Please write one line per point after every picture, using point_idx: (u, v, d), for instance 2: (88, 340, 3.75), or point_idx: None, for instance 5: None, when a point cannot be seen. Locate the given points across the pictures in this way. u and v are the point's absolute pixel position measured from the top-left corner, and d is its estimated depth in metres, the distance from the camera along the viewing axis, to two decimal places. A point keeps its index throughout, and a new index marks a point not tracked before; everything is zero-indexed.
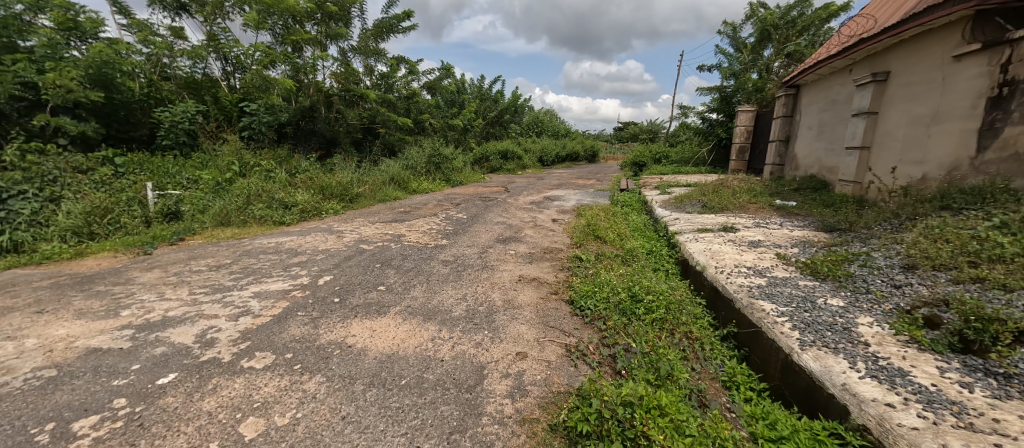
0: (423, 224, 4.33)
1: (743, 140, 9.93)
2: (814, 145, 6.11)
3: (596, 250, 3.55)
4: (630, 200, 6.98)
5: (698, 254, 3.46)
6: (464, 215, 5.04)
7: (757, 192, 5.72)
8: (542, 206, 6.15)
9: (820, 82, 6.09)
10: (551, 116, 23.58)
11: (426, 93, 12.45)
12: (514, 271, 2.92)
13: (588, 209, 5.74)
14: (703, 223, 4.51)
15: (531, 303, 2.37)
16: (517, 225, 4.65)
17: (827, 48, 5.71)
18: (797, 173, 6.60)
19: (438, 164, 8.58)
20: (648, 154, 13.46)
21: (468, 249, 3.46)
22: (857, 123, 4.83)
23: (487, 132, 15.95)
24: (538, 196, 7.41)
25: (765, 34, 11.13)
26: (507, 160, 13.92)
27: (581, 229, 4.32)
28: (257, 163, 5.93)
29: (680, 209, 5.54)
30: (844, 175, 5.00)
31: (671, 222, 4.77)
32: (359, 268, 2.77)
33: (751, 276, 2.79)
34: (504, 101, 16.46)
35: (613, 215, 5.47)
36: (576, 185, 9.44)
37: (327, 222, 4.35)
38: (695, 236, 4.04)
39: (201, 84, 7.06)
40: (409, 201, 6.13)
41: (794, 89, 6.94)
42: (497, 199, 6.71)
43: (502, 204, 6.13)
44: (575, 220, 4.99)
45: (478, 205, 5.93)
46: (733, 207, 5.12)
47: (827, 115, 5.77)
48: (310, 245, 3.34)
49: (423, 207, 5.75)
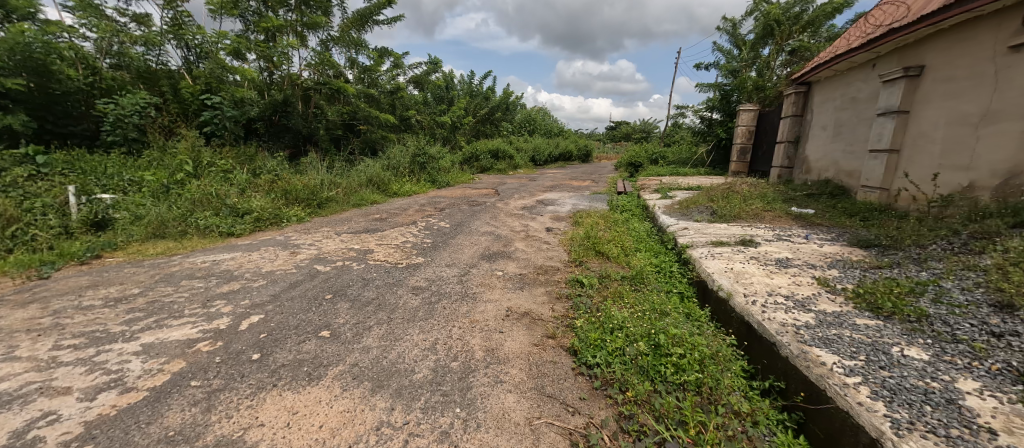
0: (398, 236, 3.73)
1: (745, 140, 9.49)
2: (829, 147, 5.66)
3: (600, 271, 3.00)
4: (630, 205, 6.47)
5: (718, 275, 2.93)
6: (447, 224, 4.46)
7: (770, 197, 5.23)
8: (535, 212, 5.58)
9: (836, 79, 5.62)
10: (544, 114, 22.99)
11: (412, 88, 11.80)
12: (501, 303, 2.36)
13: (587, 216, 5.19)
14: (717, 235, 4.00)
15: (522, 354, 1.81)
16: (507, 236, 4.08)
17: (846, 41, 5.24)
18: (808, 177, 6.16)
19: (423, 164, 7.97)
20: (644, 154, 12.98)
21: (447, 270, 2.88)
22: (884, 123, 4.36)
23: (477, 130, 15.32)
24: (531, 199, 6.84)
25: (767, 29, 10.68)
26: (498, 159, 13.33)
27: (580, 242, 3.76)
28: (214, 162, 5.27)
29: (686, 216, 5.03)
30: (868, 180, 4.53)
31: (679, 232, 4.24)
32: (301, 301, 2.17)
33: (793, 310, 2.26)
34: (495, 97, 15.84)
35: (614, 222, 4.93)
36: (570, 187, 8.89)
37: (285, 233, 3.73)
38: (710, 251, 3.52)
39: (156, 74, 6.34)
40: (387, 206, 5.51)
41: (805, 86, 6.47)
42: (486, 204, 6.13)
43: (491, 210, 5.55)
44: (572, 230, 4.44)
45: (464, 211, 5.33)
46: (747, 215, 4.61)
47: (845, 114, 5.30)
48: (252, 266, 2.73)
49: (402, 212, 5.15)
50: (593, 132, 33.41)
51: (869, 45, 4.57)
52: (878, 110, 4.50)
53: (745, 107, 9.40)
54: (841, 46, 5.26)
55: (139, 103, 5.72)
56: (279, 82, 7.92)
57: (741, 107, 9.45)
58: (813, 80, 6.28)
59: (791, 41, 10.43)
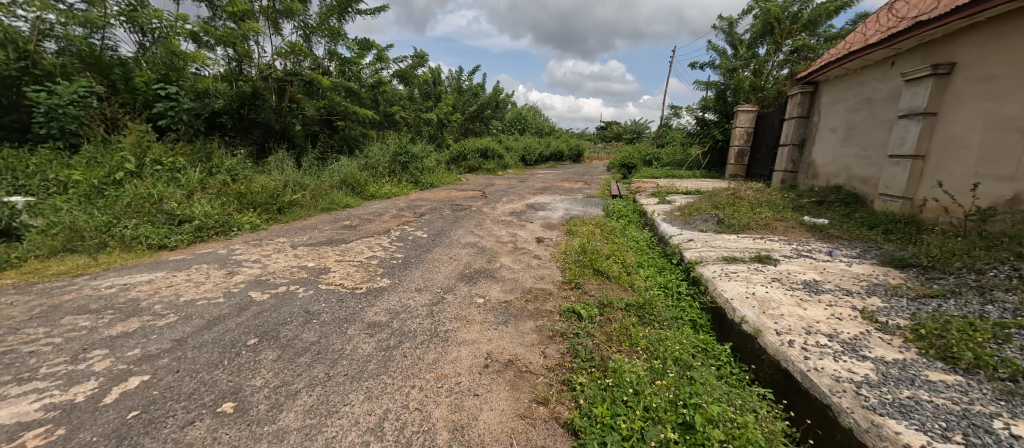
0: (365, 249, 3.21)
1: (742, 142, 9.23)
2: (839, 151, 5.28)
3: (600, 297, 2.53)
4: (628, 211, 6.03)
5: (739, 303, 2.48)
6: (426, 233, 3.95)
7: (779, 204, 4.82)
8: (525, 218, 5.09)
9: (847, 78, 5.25)
10: (535, 113, 22.51)
11: (397, 83, 11.20)
12: (478, 346, 1.86)
13: (582, 224, 4.72)
14: (728, 249, 3.56)
15: (503, 438, 1.31)
16: (492, 249, 3.58)
17: (860, 38, 4.88)
18: (815, 183, 5.79)
19: (405, 163, 7.41)
20: (637, 155, 12.59)
21: (416, 296, 2.37)
22: (907, 126, 3.98)
23: (466, 128, 14.75)
24: (520, 203, 6.35)
25: (767, 28, 10.30)
26: (487, 159, 12.81)
27: (575, 258, 3.28)
28: (159, 159, 4.60)
29: (690, 225, 4.59)
30: (888, 188, 4.15)
31: (685, 245, 3.80)
32: (210, 350, 1.64)
33: (843, 358, 1.81)
34: (485, 95, 15.29)
35: (612, 232, 4.47)
36: (562, 190, 8.42)
37: (230, 246, 3.19)
38: (723, 270, 3.07)
39: (104, 60, 5.66)
40: (360, 211, 4.96)
41: (812, 85, 6.10)
42: (470, 208, 5.62)
43: (477, 216, 5.04)
44: (566, 241, 3.97)
45: (446, 218, 4.81)
46: (757, 225, 4.19)
47: (859, 116, 4.93)
48: (170, 294, 2.19)
49: (377, 218, 4.61)
50: (585, 132, 33.08)
51: (890, 40, 4.21)
52: (899, 111, 4.12)
53: (743, 109, 9.09)
54: (856, 41, 4.88)
55: (77, 92, 5.07)
56: (249, 73, 7.28)
57: (739, 107, 9.12)
58: (821, 80, 5.91)
59: (791, 41, 10.09)
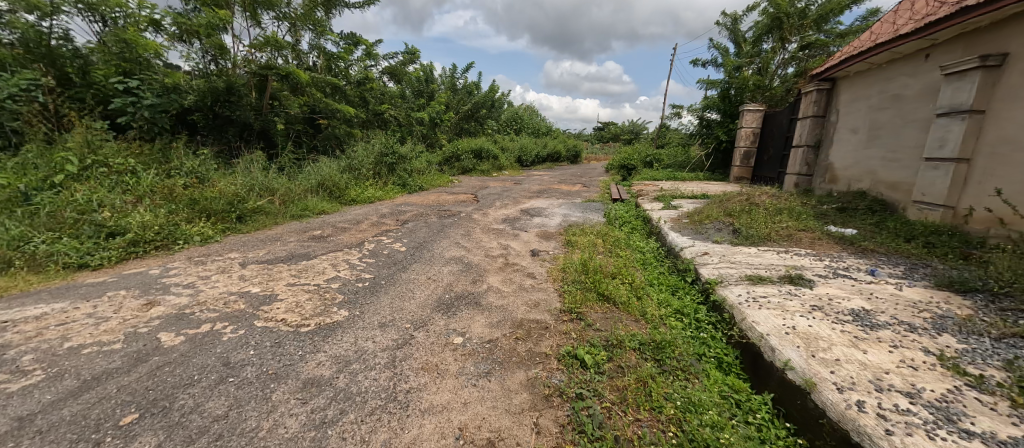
0: (327, 268, 2.71)
1: (748, 143, 8.80)
2: (861, 153, 4.84)
3: (607, 334, 2.05)
4: (631, 217, 5.56)
5: (778, 340, 2.02)
6: (405, 245, 3.46)
7: (799, 211, 4.37)
8: (519, 226, 4.60)
9: (871, 74, 4.81)
10: (531, 113, 22.04)
11: (387, 80, 10.70)
12: (449, 418, 1.39)
13: (582, 234, 4.23)
14: (751, 266, 3.10)
15: None
16: (479, 265, 3.09)
17: (887, 29, 4.46)
18: (834, 187, 5.35)
19: (392, 164, 6.93)
20: (637, 156, 12.16)
21: (377, 336, 1.88)
22: (948, 125, 3.54)
23: (460, 128, 14.26)
24: (514, 208, 5.88)
25: (775, 23, 9.75)
26: (481, 160, 12.32)
27: (576, 277, 2.81)
28: (106, 160, 4.08)
29: (703, 234, 4.12)
30: (924, 195, 3.73)
31: (700, 260, 3.34)
32: (55, 440, 1.17)
33: (941, 433, 1.35)
34: (480, 94, 14.80)
35: (615, 243, 4.00)
36: (560, 193, 7.94)
37: (169, 265, 2.70)
38: (750, 294, 2.60)
39: (58, 50, 5.12)
40: (336, 218, 4.47)
41: (829, 82, 5.67)
42: (460, 214, 5.15)
43: (466, 224, 4.55)
44: (564, 255, 3.49)
45: (431, 226, 4.32)
46: (778, 235, 3.74)
47: (886, 114, 4.49)
48: (54, 337, 1.70)
49: (353, 227, 4.12)
50: (582, 133, 32.68)
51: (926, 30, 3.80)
52: (937, 109, 3.69)
53: (750, 108, 8.65)
54: (884, 32, 4.45)
55: (19, 85, 4.60)
56: (224, 67, 6.78)
57: (745, 106, 8.70)
58: (839, 77, 5.48)
59: (799, 38, 9.65)
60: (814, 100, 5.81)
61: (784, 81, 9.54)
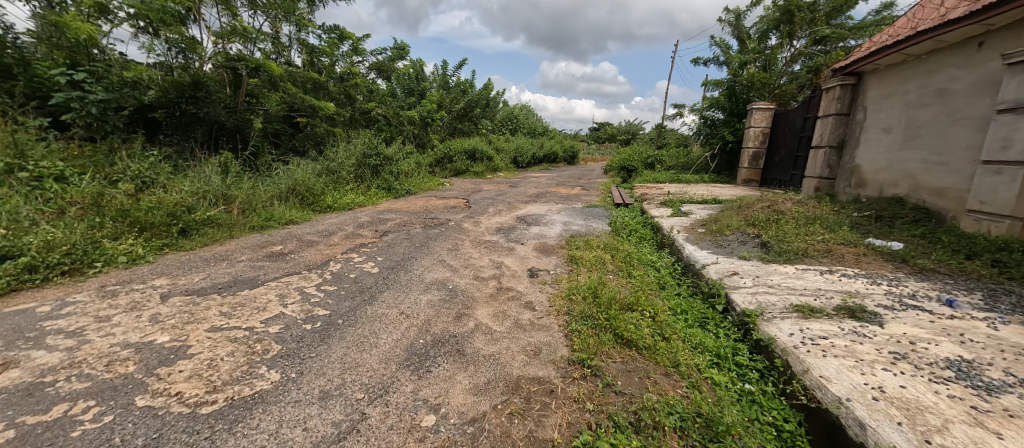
0: (271, 301, 2.13)
1: (757, 144, 8.32)
2: (895, 154, 4.36)
3: (635, 404, 1.51)
4: (638, 226, 5.03)
5: (867, 411, 1.49)
6: (378, 265, 2.89)
7: (833, 220, 3.85)
8: (514, 238, 4.04)
9: (907, 66, 4.33)
10: (527, 112, 21.53)
11: (376, 77, 10.11)
12: None
13: (587, 247, 3.70)
14: (794, 293, 2.57)
15: None
16: (465, 292, 2.53)
17: (927, 16, 4.00)
18: (861, 192, 4.87)
19: (376, 167, 6.37)
20: (638, 157, 11.66)
21: (311, 419, 1.31)
22: (1016, 122, 3.06)
23: (452, 127, 13.69)
24: (509, 215, 5.33)
25: (785, 17, 9.23)
26: (475, 161, 11.78)
27: (585, 310, 2.26)
28: (29, 163, 3.46)
29: (724, 248, 3.60)
30: (983, 204, 3.25)
31: (729, 283, 2.81)
32: None
33: None
34: (474, 92, 14.25)
35: (625, 258, 3.46)
36: (558, 197, 7.39)
37: (69, 298, 2.11)
38: (805, 333, 2.08)
39: None
40: (305, 229, 3.90)
41: (854, 76, 5.18)
42: (448, 224, 4.59)
43: (454, 235, 3.99)
44: (568, 275, 2.94)
45: (413, 239, 3.77)
46: (816, 251, 3.22)
47: (928, 111, 4.01)
48: None
49: (323, 241, 3.56)
50: (578, 133, 32.27)
51: (979, 16, 3.37)
52: (998, 105, 3.22)
53: (759, 106, 8.17)
54: (927, 18, 3.97)
55: None
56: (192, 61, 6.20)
57: (754, 104, 8.22)
58: (866, 71, 5.01)
59: (809, 32, 9.15)
60: (837, 96, 5.33)
61: (794, 78, 9.05)
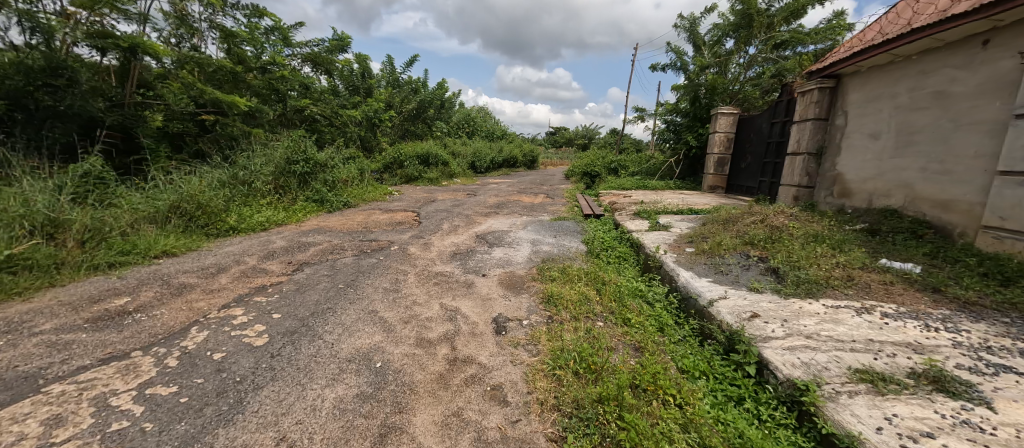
0: (23, 438, 1.19)
1: (722, 149, 8.09)
2: (887, 162, 4.03)
3: None
4: (616, 244, 4.39)
5: None
6: (271, 327, 1.95)
7: (836, 236, 3.39)
8: (472, 267, 3.22)
9: (895, 68, 4.03)
10: (484, 115, 20.78)
11: (312, 71, 8.87)
12: None
13: (565, 279, 2.96)
14: (844, 347, 1.95)
15: None
16: (398, 374, 1.67)
17: (919, 14, 3.70)
18: (846, 202, 4.54)
19: (304, 175, 5.31)
20: (601, 163, 11.26)
21: None
22: None
23: (403, 129, 12.63)
24: (467, 233, 4.49)
25: (744, 21, 9.11)
26: (429, 166, 10.82)
27: (582, 404, 1.49)
28: None
29: (729, 277, 2.99)
30: (1003, 219, 2.90)
31: (755, 332, 2.16)
32: None
33: None
34: (426, 92, 13.28)
35: (614, 294, 2.75)
36: (521, 208, 6.68)
37: None
38: (899, 426, 1.44)
39: None
40: (185, 264, 2.85)
41: (833, 78, 4.88)
42: (390, 247, 3.68)
43: (395, 266, 3.10)
44: (548, 330, 2.16)
45: (339, 273, 2.84)
46: (837, 279, 2.68)
47: (925, 116, 3.69)
48: None
49: (204, 282, 2.55)
50: (536, 137, 32.09)
51: (987, 10, 3.03)
52: (1017, 109, 2.88)
53: (724, 111, 7.94)
54: (922, 14, 3.66)
55: None
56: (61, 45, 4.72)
57: (719, 109, 7.99)
58: (846, 73, 4.71)
59: (768, 37, 9.09)
60: (815, 100, 5.02)
61: (753, 84, 8.98)
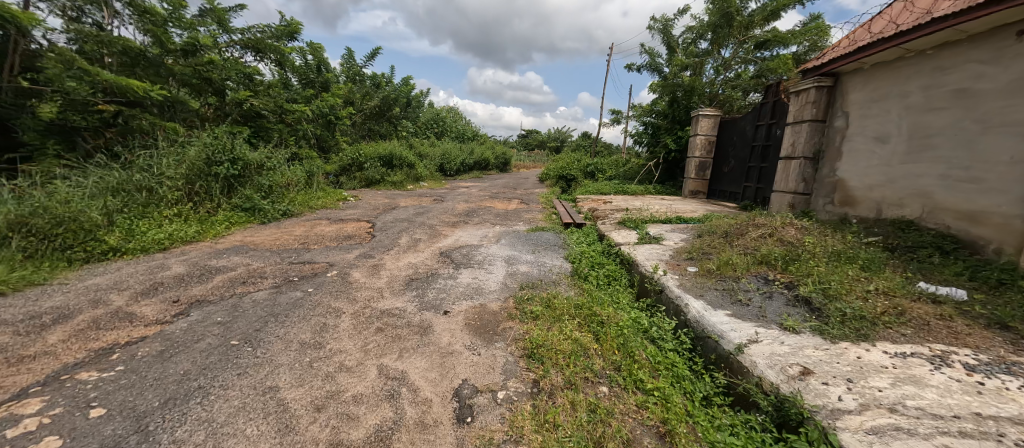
0: None
1: (704, 153, 7.72)
2: (897, 168, 3.62)
3: None
4: (604, 262, 3.78)
5: None
6: (72, 442, 1.18)
7: (861, 254, 2.91)
8: (430, 300, 2.50)
9: (905, 65, 3.64)
10: (454, 115, 20.00)
11: (255, 60, 7.84)
12: None
13: (550, 318, 2.30)
14: (949, 430, 1.39)
15: None
16: None
17: (941, 3, 3.33)
18: (848, 210, 4.12)
19: (232, 179, 4.41)
20: (577, 166, 10.77)
21: None
22: None
23: (365, 128, 11.68)
24: (428, 249, 3.75)
25: (722, 20, 8.81)
26: (393, 169, 9.97)
27: None
28: None
29: (751, 310, 2.40)
30: None
31: (817, 402, 1.57)
32: None
33: None
34: (390, 88, 12.35)
35: (615, 338, 2.10)
36: (493, 216, 6.00)
37: None
38: None
39: None
40: (11, 310, 2.01)
41: (831, 77, 4.47)
42: (326, 272, 2.89)
43: (326, 303, 2.33)
44: (533, 414, 1.49)
45: (240, 318, 2.04)
46: (887, 315, 2.15)
47: (945, 116, 3.27)
48: None
49: (19, 345, 1.72)
50: (507, 139, 31.63)
51: None
52: None
53: (705, 112, 7.58)
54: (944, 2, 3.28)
55: None
56: None
57: (700, 111, 7.61)
58: (846, 71, 4.32)
59: (746, 38, 8.82)
60: (811, 100, 4.61)
61: (732, 86, 8.71)
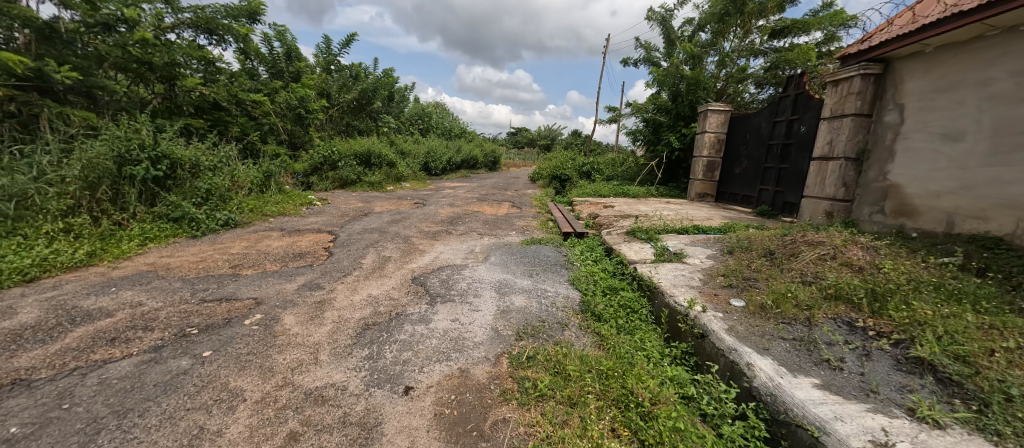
0: None
1: (712, 152, 7.05)
2: (975, 171, 2.95)
3: None
4: (617, 287, 3.01)
5: None
6: None
7: (966, 283, 2.20)
8: (386, 367, 1.70)
9: (987, 44, 2.96)
10: (441, 111, 19.12)
11: (208, 42, 6.88)
12: None
13: (564, 404, 1.52)
14: None
15: None
16: None
17: None
18: (905, 222, 3.44)
19: (154, 182, 3.55)
20: (572, 165, 10.03)
21: None
22: None
23: (343, 123, 10.76)
24: (396, 273, 2.94)
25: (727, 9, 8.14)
26: (371, 168, 9.11)
27: None
28: None
29: (851, 380, 1.66)
30: None
31: None
32: None
33: None
34: (370, 80, 11.42)
35: (666, 442, 1.34)
36: (480, 223, 5.20)
37: None
38: None
39: None
40: None
41: (880, 62, 3.79)
42: (246, 316, 2.07)
43: (222, 382, 1.52)
44: None
45: (52, 425, 1.25)
46: None
47: None
48: None
49: None
50: (496, 138, 30.90)
51: None
52: None
53: (714, 107, 6.90)
54: None
55: None
56: None
57: (709, 106, 6.93)
58: (899, 56, 3.64)
59: (753, 28, 8.17)
60: (855, 90, 3.91)
61: (739, 80, 8.05)
